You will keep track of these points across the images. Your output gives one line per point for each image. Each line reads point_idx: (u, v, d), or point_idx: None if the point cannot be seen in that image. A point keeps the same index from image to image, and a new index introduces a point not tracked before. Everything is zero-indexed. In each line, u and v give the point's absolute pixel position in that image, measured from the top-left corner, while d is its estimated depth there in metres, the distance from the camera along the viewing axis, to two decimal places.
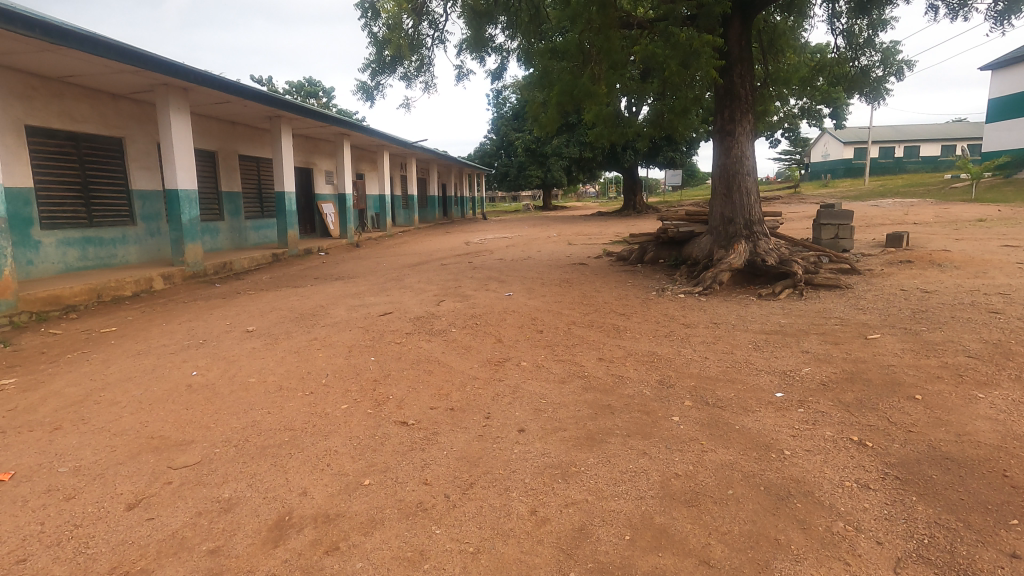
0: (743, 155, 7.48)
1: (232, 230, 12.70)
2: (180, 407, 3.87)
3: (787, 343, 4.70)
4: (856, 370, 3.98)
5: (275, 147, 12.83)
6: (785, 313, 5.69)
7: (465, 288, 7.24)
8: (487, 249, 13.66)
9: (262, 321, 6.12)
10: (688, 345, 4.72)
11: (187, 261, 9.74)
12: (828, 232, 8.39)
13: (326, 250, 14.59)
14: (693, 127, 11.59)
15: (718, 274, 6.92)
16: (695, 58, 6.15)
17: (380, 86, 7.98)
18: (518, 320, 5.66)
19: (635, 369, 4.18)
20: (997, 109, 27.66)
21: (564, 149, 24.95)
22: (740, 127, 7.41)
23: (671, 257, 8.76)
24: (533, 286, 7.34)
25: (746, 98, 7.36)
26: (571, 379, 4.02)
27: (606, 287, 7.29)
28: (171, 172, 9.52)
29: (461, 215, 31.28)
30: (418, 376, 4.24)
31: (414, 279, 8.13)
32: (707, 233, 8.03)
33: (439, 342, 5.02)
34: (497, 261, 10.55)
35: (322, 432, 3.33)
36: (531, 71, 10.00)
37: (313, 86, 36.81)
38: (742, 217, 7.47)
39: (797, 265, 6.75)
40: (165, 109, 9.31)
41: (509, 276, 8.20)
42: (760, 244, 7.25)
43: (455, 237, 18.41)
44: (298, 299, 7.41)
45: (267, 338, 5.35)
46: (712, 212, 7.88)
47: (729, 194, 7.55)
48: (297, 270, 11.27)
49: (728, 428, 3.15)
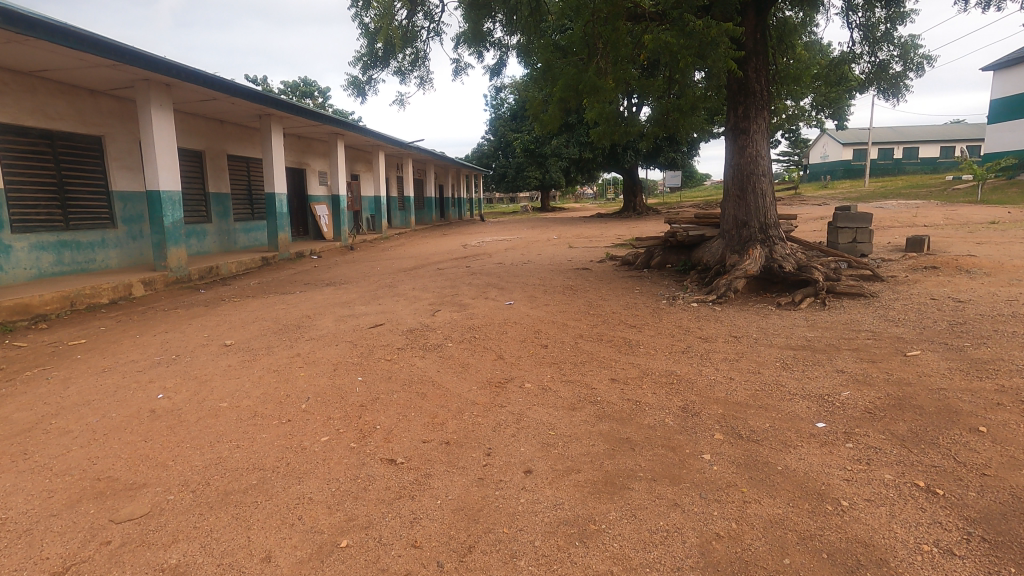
0: (758, 154, 7.05)
1: (220, 232, 12.25)
2: (138, 439, 3.39)
3: (818, 360, 4.26)
4: (903, 395, 3.53)
5: (265, 146, 12.35)
6: (810, 325, 5.25)
7: (462, 296, 6.78)
8: (485, 252, 13.17)
9: (244, 333, 5.66)
10: (709, 364, 4.28)
11: (170, 266, 9.25)
12: (846, 236, 7.97)
13: (319, 253, 14.13)
14: (699, 126, 11.17)
15: (733, 281, 6.50)
16: (712, 47, 5.68)
17: (372, 80, 7.50)
18: (520, 333, 5.20)
19: (654, 392, 3.73)
20: (1000, 110, 27.44)
21: (563, 149, 24.07)
22: (755, 125, 6.98)
23: (680, 262, 8.33)
24: (535, 294, 6.89)
25: (762, 94, 6.93)
26: (582, 405, 3.56)
27: (612, 295, 6.84)
28: (153, 172, 9.02)
29: (459, 217, 30.93)
30: (410, 401, 3.78)
31: (408, 285, 7.67)
32: (719, 237, 7.61)
33: (434, 359, 4.57)
34: (496, 265, 10.09)
35: (297, 472, 2.87)
36: (531, 68, 9.59)
37: (309, 86, 36.47)
38: (756, 220, 7.04)
39: (818, 271, 6.32)
40: (146, 107, 8.83)
41: (509, 282, 7.75)
42: (776, 249, 6.83)
43: (453, 239, 17.96)
44: (285, 308, 6.95)
45: (246, 354, 4.87)
46: (724, 215, 7.46)
47: (743, 196, 7.12)
48: (288, 274, 10.81)
49: (770, 471, 2.69)
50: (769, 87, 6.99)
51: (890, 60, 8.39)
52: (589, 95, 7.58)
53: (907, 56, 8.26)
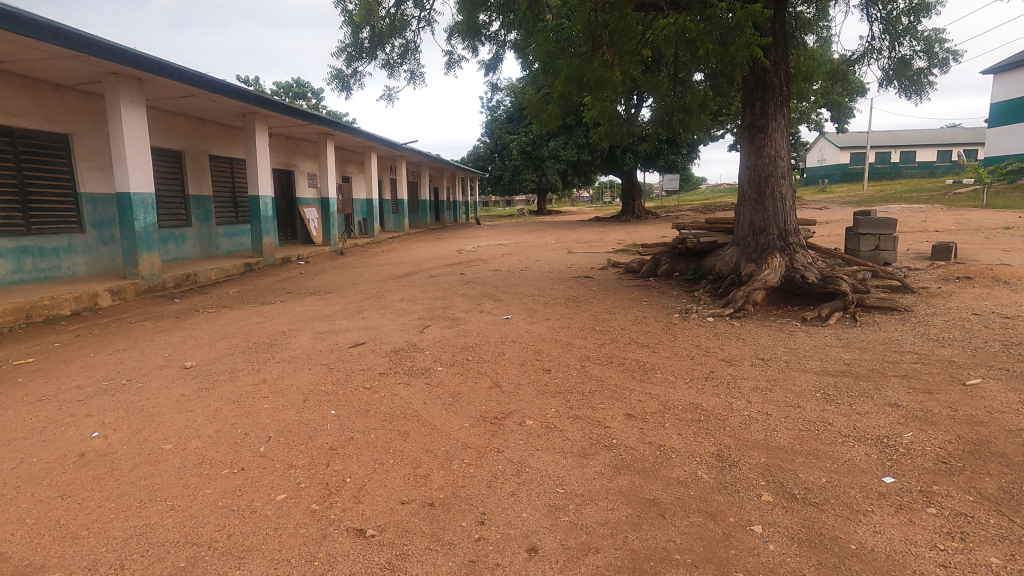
0: (777, 155, 6.47)
1: (200, 236, 11.63)
2: (54, 496, 2.78)
3: (865, 390, 3.68)
4: (979, 439, 2.95)
5: (249, 146, 11.73)
6: (844, 345, 4.68)
7: (454, 309, 6.18)
8: (481, 258, 12.58)
9: (208, 353, 5.04)
10: (739, 395, 3.69)
11: (142, 273, 8.62)
12: (868, 243, 7.41)
13: (307, 259, 13.51)
14: (704, 126, 10.62)
15: (751, 293, 5.94)
16: (735, 33, 5.11)
17: (357, 74, 6.87)
18: (519, 354, 4.60)
19: (679, 433, 3.13)
20: (1000, 113, 27.20)
21: (561, 151, 23.18)
22: (774, 122, 6.41)
23: (689, 271, 7.76)
24: (535, 306, 6.30)
25: (781, 90, 6.38)
26: (595, 451, 2.97)
27: (619, 308, 6.25)
28: (123, 172, 8.39)
29: (454, 221, 30.37)
30: (390, 444, 3.17)
31: (397, 296, 7.07)
32: (732, 244, 7.06)
33: (420, 387, 3.96)
34: (492, 272, 9.49)
35: (238, 551, 2.25)
36: (528, 64, 8.99)
37: (302, 86, 35.80)
38: (775, 226, 6.48)
39: (845, 282, 5.76)
40: (115, 102, 8.21)
41: (506, 292, 7.15)
42: (797, 258, 6.29)
43: (447, 244, 17.36)
44: (259, 322, 6.33)
45: (205, 380, 4.25)
46: (738, 220, 6.91)
47: (760, 200, 6.55)
48: (271, 282, 10.20)
49: (842, 552, 2.11)
50: (789, 82, 6.45)
51: (912, 55, 7.85)
52: (593, 90, 7.00)
53: (931, 51, 7.72)
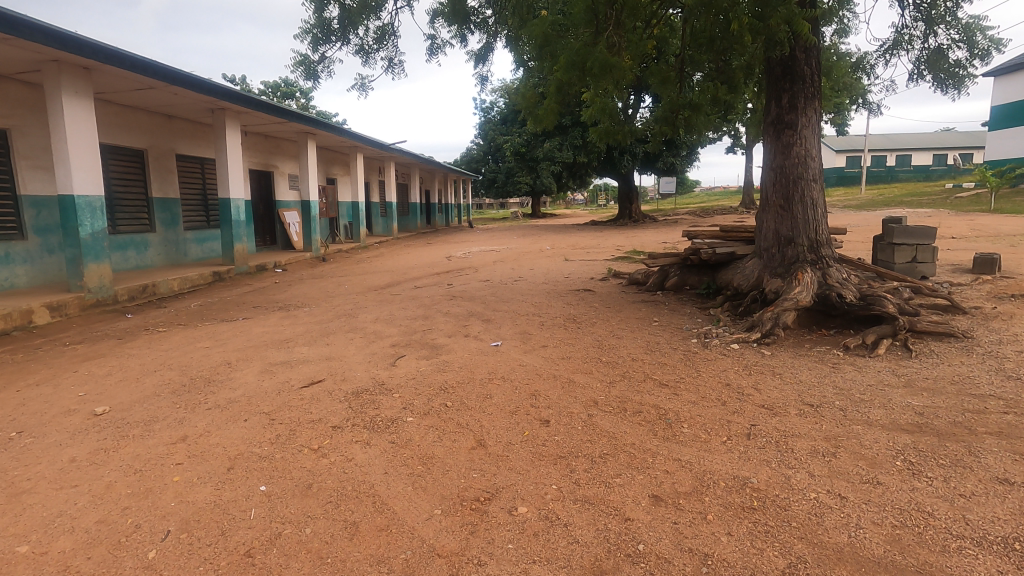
0: (807, 155, 5.64)
1: (165, 243, 10.71)
2: None
3: (957, 457, 2.83)
4: None
5: (219, 145, 10.80)
6: (907, 385, 3.85)
7: (435, 332, 5.30)
8: (471, 266, 11.71)
9: (132, 393, 4.12)
10: (797, 462, 2.82)
11: (88, 286, 7.69)
12: (904, 254, 6.61)
13: (284, 267, 12.59)
14: (712, 125, 9.79)
15: (780, 314, 5.15)
16: (777, 1, 4.29)
17: (324, 59, 5.97)
18: (509, 396, 3.73)
19: (728, 533, 2.27)
20: (1001, 116, 26.78)
21: (556, 152, 21.93)
22: (805, 117, 5.58)
23: (702, 285, 6.93)
24: (529, 328, 5.43)
25: (813, 80, 5.56)
26: (614, 566, 2.10)
27: (627, 332, 5.39)
28: (65, 172, 7.45)
29: (446, 224, 29.53)
30: (329, 549, 2.29)
31: (372, 315, 6.18)
32: (754, 256, 6.24)
33: (383, 450, 3.08)
34: (482, 284, 8.62)
35: None
36: (523, 55, 8.13)
37: (290, 86, 34.83)
38: (804, 237, 5.65)
39: (891, 303, 4.94)
40: (56, 93, 7.29)
41: (496, 309, 6.28)
42: (831, 273, 5.48)
43: (437, 249, 16.47)
44: (207, 346, 5.40)
45: (112, 436, 3.33)
46: (761, 228, 6.08)
47: (787, 206, 5.73)
48: (239, 294, 9.27)
49: None
50: (822, 71, 5.63)
51: (950, 45, 7.07)
52: (598, 77, 6.07)
53: (971, 40, 6.95)
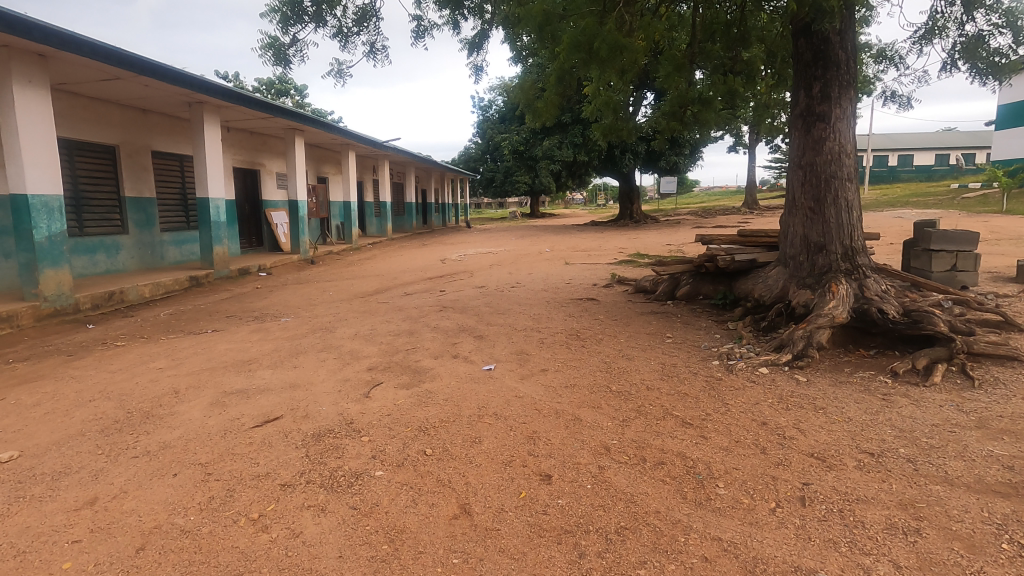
0: (842, 151, 4.99)
1: (139, 245, 10.05)
2: None
3: None
4: None
5: (197, 141, 10.13)
6: (981, 425, 3.21)
7: (420, 352, 4.65)
8: (466, 270, 11.07)
9: (53, 431, 3.45)
10: (875, 546, 2.17)
11: (45, 294, 7.03)
12: (942, 262, 5.98)
13: (269, 270, 11.93)
14: (724, 120, 9.16)
15: (814, 332, 4.52)
16: None
17: (297, 42, 5.32)
18: (503, 440, 3.08)
19: None
20: (1009, 115, 26.24)
21: (555, 151, 21.10)
22: (838, 108, 4.94)
23: (717, 295, 6.29)
24: (527, 347, 4.77)
25: (848, 67, 4.92)
26: None
27: (639, 353, 4.74)
28: (17, 169, 6.77)
29: (442, 223, 28.87)
30: None
31: (351, 330, 5.51)
32: (779, 264, 5.60)
33: (341, 521, 2.42)
34: (477, 292, 7.97)
35: None
36: (521, 42, 7.45)
37: (284, 83, 34.13)
38: (838, 243, 5.02)
39: (942, 320, 4.31)
40: (6, 82, 6.61)
41: (490, 323, 5.63)
42: (869, 284, 4.84)
43: (432, 251, 15.82)
44: (160, 367, 4.72)
45: (5, 496, 2.66)
46: (786, 233, 5.45)
47: (818, 209, 5.09)
48: (215, 301, 8.61)
49: None
50: (857, 56, 5.00)
51: (990, 31, 6.43)
52: (607, 62, 5.55)
53: (1015, 25, 6.30)
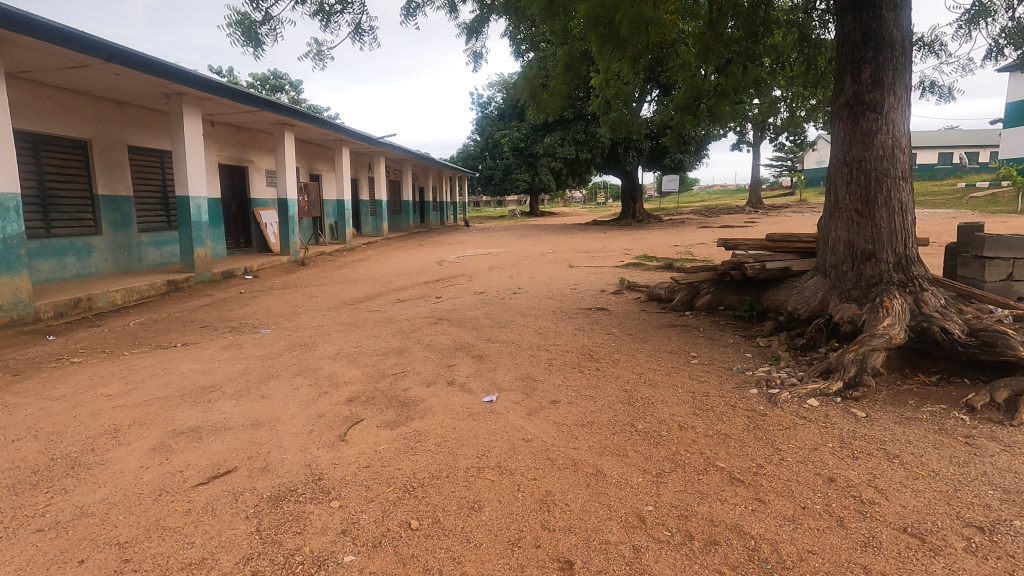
0: (895, 145, 4.35)
1: (115, 247, 9.40)
2: None
3: None
4: None
5: (176, 135, 9.47)
6: None
7: (410, 378, 4.00)
8: (464, 274, 10.42)
9: None
10: None
11: None
12: (998, 270, 5.33)
13: (257, 272, 11.27)
14: (741, 114, 8.51)
15: (868, 355, 3.88)
16: None
17: (271, 19, 4.65)
18: (510, 507, 2.43)
19: None
20: (1019, 113, 25.65)
21: (557, 148, 20.29)
22: (892, 96, 4.30)
23: (744, 306, 5.65)
24: (534, 372, 4.13)
25: (903, 48, 4.28)
26: None
27: (664, 380, 4.09)
28: None
29: (439, 222, 28.14)
30: None
31: (333, 348, 4.85)
32: (818, 273, 4.96)
33: None
34: (476, 299, 7.33)
35: None
36: (526, 25, 6.80)
37: (279, 79, 33.45)
38: (889, 251, 4.38)
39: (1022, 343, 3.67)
40: None
41: (491, 340, 4.99)
42: (927, 299, 4.21)
43: (430, 252, 15.17)
44: (108, 394, 4.06)
45: None
46: (827, 239, 4.81)
47: (866, 212, 4.45)
48: (193, 307, 7.96)
49: None
50: (913, 37, 4.36)
51: None
52: (630, 39, 5.02)
53: None
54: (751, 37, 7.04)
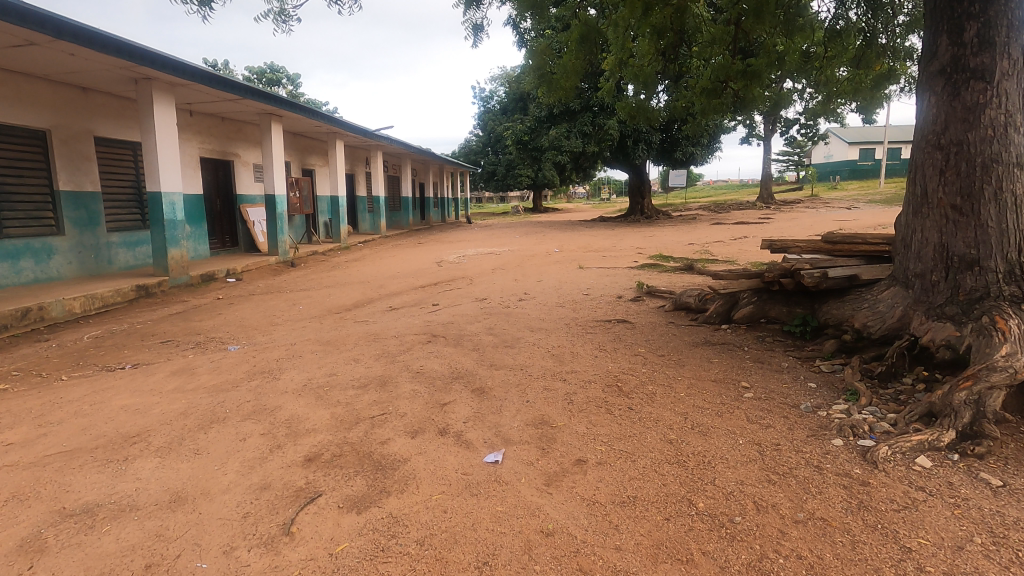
0: (1007, 124, 3.43)
1: (80, 248, 8.54)
2: None
3: None
4: None
5: (146, 124, 8.56)
6: None
7: (391, 424, 3.10)
8: (463, 277, 9.51)
9: None
10: None
11: None
12: None
13: (240, 275, 10.38)
14: (774, 98, 7.54)
15: (986, 394, 2.97)
16: None
17: None
18: None
19: None
20: None
21: (563, 141, 19.31)
22: (1004, 62, 3.38)
23: (795, 320, 4.73)
24: (550, 415, 3.22)
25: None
26: None
27: (719, 424, 3.18)
28: None
29: (439, 220, 27.14)
30: None
31: (301, 377, 3.96)
32: (896, 283, 4.04)
33: None
34: (476, 308, 6.43)
35: None
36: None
37: (275, 74, 32.60)
38: (998, 257, 3.46)
39: None
40: None
41: (494, 365, 4.09)
42: None
43: (428, 252, 14.26)
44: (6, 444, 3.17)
45: None
46: (910, 241, 3.89)
47: (967, 208, 3.53)
48: (159, 317, 7.08)
49: None
50: None
51: None
52: None
53: None
54: (796, 6, 6.08)
